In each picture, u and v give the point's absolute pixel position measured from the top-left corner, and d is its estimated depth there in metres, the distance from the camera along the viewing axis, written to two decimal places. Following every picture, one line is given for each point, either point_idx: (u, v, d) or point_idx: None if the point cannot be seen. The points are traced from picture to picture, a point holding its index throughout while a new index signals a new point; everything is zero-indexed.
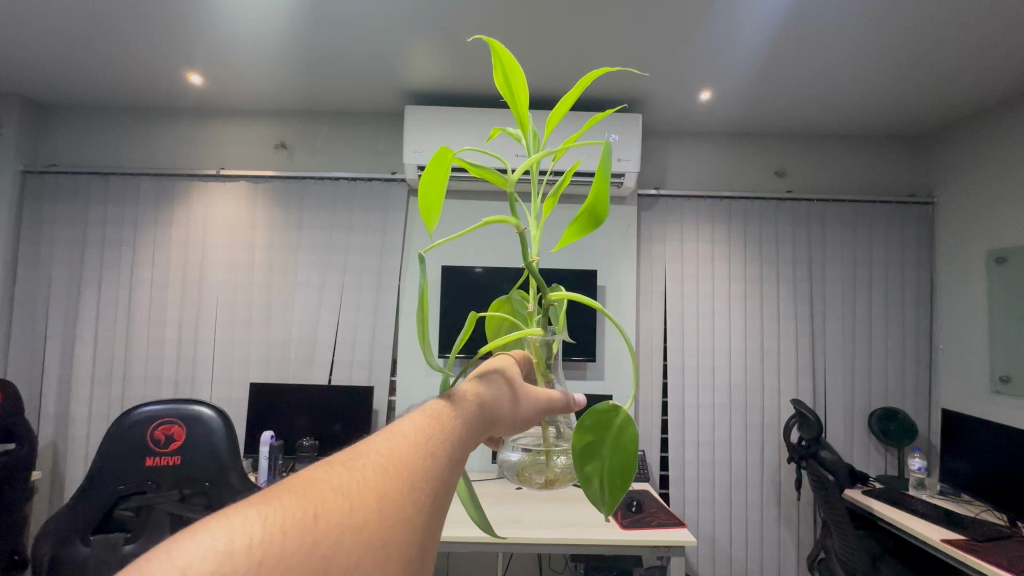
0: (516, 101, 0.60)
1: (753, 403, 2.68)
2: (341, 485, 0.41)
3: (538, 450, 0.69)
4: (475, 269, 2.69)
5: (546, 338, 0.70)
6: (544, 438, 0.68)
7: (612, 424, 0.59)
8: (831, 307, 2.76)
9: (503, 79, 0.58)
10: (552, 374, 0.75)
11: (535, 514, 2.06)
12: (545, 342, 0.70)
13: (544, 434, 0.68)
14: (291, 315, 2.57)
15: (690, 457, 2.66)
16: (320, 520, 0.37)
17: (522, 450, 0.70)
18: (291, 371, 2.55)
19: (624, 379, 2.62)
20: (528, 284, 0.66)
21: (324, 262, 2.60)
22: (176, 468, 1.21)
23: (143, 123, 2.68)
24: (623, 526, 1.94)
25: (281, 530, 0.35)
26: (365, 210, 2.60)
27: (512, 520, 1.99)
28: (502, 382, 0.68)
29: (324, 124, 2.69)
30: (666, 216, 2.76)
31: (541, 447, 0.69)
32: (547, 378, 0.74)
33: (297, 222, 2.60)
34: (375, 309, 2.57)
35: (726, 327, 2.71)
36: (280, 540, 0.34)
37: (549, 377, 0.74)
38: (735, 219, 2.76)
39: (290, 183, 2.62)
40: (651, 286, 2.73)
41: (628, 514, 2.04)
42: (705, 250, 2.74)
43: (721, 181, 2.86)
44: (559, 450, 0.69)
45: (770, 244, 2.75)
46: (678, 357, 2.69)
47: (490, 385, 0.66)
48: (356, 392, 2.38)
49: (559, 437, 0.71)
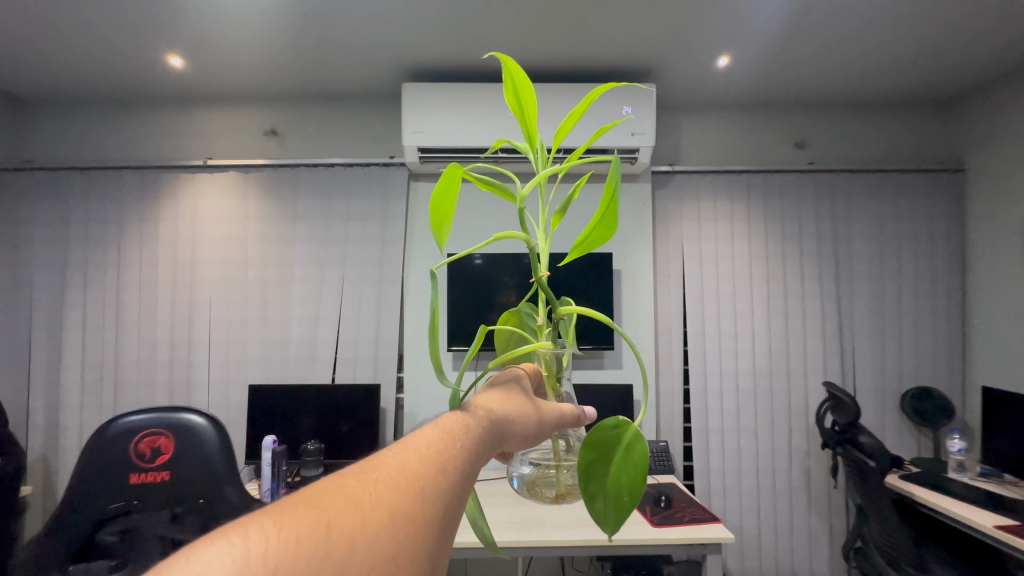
0: (524, 117, 0.62)
1: (779, 388, 2.55)
2: (355, 492, 0.38)
3: (547, 464, 0.61)
4: (475, 259, 2.54)
5: (558, 350, 0.61)
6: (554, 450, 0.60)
7: (620, 441, 0.54)
8: (859, 283, 2.61)
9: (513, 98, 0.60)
10: (562, 386, 0.66)
11: (558, 513, 1.93)
12: (556, 355, 0.61)
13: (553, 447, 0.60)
14: (289, 312, 2.42)
15: (714, 447, 2.53)
16: (332, 530, 0.34)
17: (531, 463, 0.63)
18: (292, 371, 2.41)
19: (643, 367, 2.49)
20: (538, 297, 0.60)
21: (323, 255, 2.44)
22: (163, 485, 1.07)
23: (122, 113, 2.51)
24: (654, 524, 1.81)
25: (294, 544, 0.32)
26: (363, 198, 2.45)
27: (534, 522, 1.86)
28: (514, 393, 0.60)
29: (316, 109, 2.53)
30: (682, 194, 2.61)
31: (550, 460, 0.61)
32: (557, 393, 0.65)
33: (291, 212, 2.45)
34: (378, 303, 2.43)
35: (749, 308, 2.57)
36: (290, 554, 0.32)
37: (559, 391, 0.65)
38: (754, 194, 2.61)
39: (282, 172, 2.46)
40: (668, 268, 2.58)
41: (659, 511, 1.92)
42: (723, 227, 2.59)
43: (738, 155, 2.71)
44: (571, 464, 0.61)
45: (792, 220, 2.60)
46: (698, 342, 2.55)
47: (500, 395, 0.59)
48: (362, 391, 2.25)
49: (569, 449, 0.63)
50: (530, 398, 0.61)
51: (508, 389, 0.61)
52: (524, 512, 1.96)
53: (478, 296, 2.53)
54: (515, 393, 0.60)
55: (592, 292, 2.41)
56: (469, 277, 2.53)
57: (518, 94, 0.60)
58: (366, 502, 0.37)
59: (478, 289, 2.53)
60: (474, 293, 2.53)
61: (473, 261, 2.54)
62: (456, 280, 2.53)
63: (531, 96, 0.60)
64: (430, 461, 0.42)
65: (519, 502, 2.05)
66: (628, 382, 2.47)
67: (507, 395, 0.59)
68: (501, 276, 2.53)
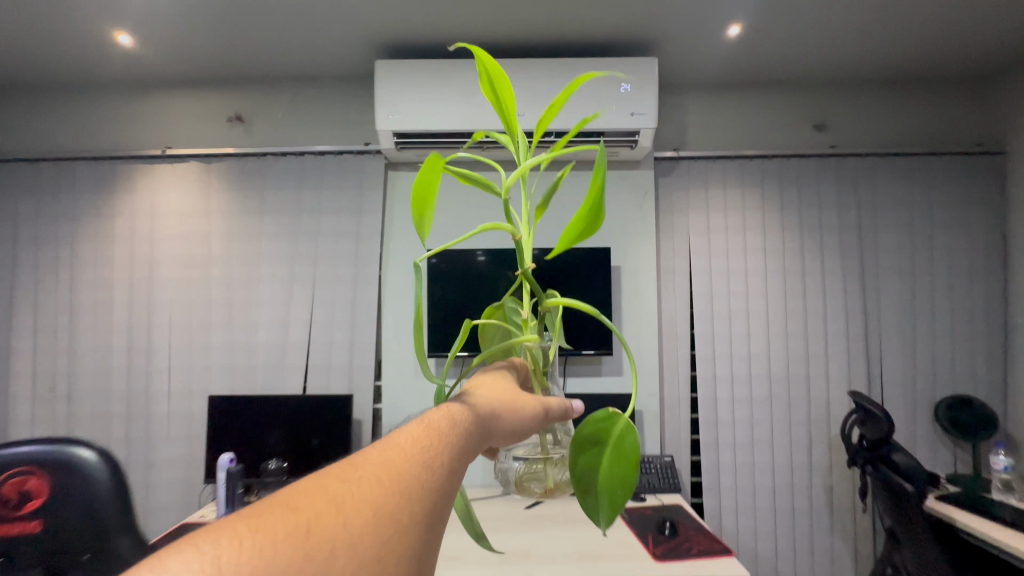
0: (503, 111, 0.55)
1: (798, 396, 2.30)
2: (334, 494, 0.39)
3: (535, 458, 0.60)
4: (478, 256, 2.30)
5: (543, 344, 0.61)
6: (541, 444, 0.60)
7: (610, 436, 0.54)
8: (887, 279, 2.35)
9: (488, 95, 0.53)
10: (549, 381, 0.66)
11: (546, 542, 1.71)
12: (541, 348, 0.61)
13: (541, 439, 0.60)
14: (255, 315, 2.21)
15: (725, 461, 2.28)
16: (310, 534, 0.35)
17: (517, 460, 0.62)
18: (259, 380, 2.20)
19: (646, 374, 2.25)
20: (522, 290, 0.60)
21: (292, 252, 2.23)
22: (35, 539, 0.86)
23: (76, 100, 2.31)
24: (656, 557, 1.58)
25: (270, 549, 0.34)
26: (335, 189, 2.23)
27: (519, 553, 1.63)
28: (498, 387, 0.61)
29: (285, 93, 2.31)
30: (688, 182, 2.37)
31: (538, 454, 0.61)
32: (544, 387, 0.65)
33: (257, 206, 2.23)
34: (353, 305, 2.21)
35: (764, 308, 2.32)
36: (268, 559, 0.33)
37: (545, 384, 0.65)
38: (769, 182, 2.35)
39: (247, 162, 2.25)
40: (673, 264, 2.34)
41: (662, 540, 1.68)
42: (735, 219, 2.34)
43: (751, 139, 2.44)
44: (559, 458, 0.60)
45: (811, 210, 2.34)
46: (707, 345, 2.30)
47: (486, 390, 0.60)
48: (333, 402, 2.04)
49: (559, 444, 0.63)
50: (515, 391, 0.60)
51: (491, 384, 0.61)
52: (509, 538, 1.74)
53: (480, 296, 2.29)
54: (497, 388, 0.61)
55: (588, 291, 2.17)
56: (471, 277, 2.30)
57: (494, 87, 0.53)
58: (347, 501, 0.38)
59: (481, 288, 2.30)
60: (477, 293, 2.30)
61: (475, 256, 2.31)
62: (450, 278, 2.30)
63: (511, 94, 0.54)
64: (415, 459, 0.44)
65: (505, 527, 1.84)
66: (631, 392, 2.23)
67: (491, 388, 0.60)
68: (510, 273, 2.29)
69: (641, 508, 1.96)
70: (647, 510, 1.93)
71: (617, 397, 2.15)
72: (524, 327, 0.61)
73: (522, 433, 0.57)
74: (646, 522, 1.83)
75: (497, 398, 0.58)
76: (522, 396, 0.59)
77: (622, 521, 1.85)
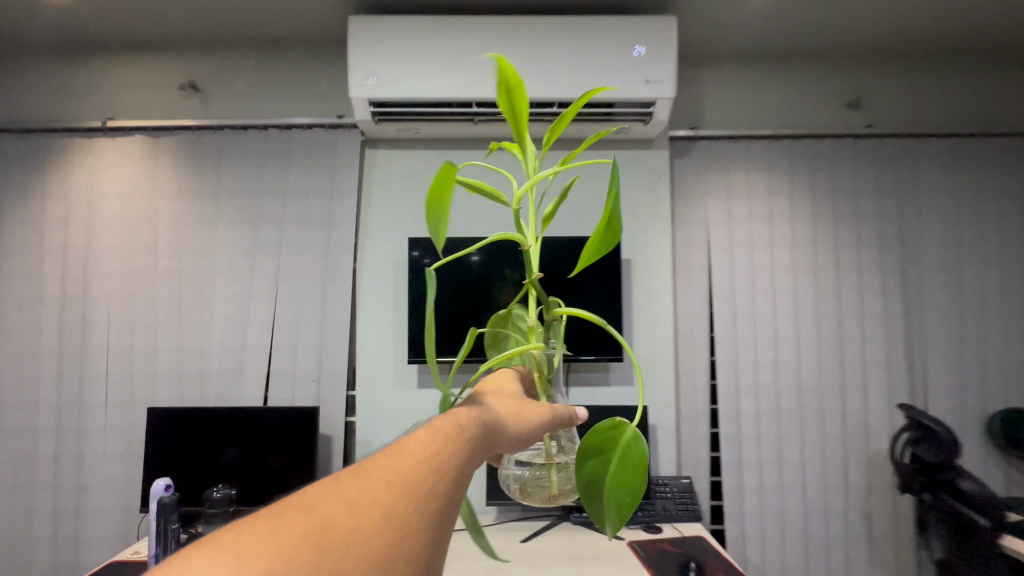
0: (515, 115, 0.63)
1: (831, 409, 2.02)
2: (345, 494, 0.40)
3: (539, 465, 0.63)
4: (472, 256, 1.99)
5: (547, 352, 0.64)
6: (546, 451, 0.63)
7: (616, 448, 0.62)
8: (931, 276, 2.07)
9: (503, 95, 0.61)
10: (553, 389, 0.69)
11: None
12: (546, 357, 0.64)
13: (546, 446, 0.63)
14: (209, 314, 1.91)
15: (750, 483, 2.00)
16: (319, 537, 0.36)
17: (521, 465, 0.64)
18: (212, 390, 1.89)
19: (659, 383, 1.97)
20: (527, 297, 0.67)
21: (252, 241, 1.92)
22: None
23: (6, 65, 2.01)
24: None
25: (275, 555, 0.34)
26: (303, 169, 1.93)
27: None
28: (506, 391, 0.65)
29: (247, 59, 2.02)
30: (708, 165, 2.09)
31: (542, 460, 0.63)
32: (549, 393, 0.67)
33: (213, 187, 1.93)
34: (322, 302, 1.91)
35: (793, 309, 2.04)
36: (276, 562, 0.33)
37: (550, 393, 0.67)
38: (798, 165, 2.08)
39: (202, 137, 1.95)
40: (690, 258, 2.06)
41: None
42: (759, 207, 2.06)
43: (777, 117, 2.16)
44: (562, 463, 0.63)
45: (846, 197, 2.07)
46: (729, 351, 2.02)
47: (494, 396, 0.63)
48: (296, 416, 1.74)
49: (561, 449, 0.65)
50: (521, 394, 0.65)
51: (498, 389, 0.65)
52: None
53: (474, 298, 1.99)
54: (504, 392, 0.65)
55: (593, 287, 1.89)
56: (464, 280, 1.99)
57: (509, 88, 0.61)
58: (362, 505, 0.39)
59: (476, 290, 1.99)
60: (471, 296, 2.00)
61: (471, 255, 2.00)
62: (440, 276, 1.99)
63: (523, 94, 0.62)
64: (424, 462, 0.45)
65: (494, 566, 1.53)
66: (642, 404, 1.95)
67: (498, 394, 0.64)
68: (511, 271, 1.99)
69: (656, 541, 1.65)
70: (665, 545, 1.62)
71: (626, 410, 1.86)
72: (530, 334, 0.66)
73: (529, 439, 0.60)
74: (666, 561, 1.52)
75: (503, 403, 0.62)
76: (528, 402, 0.62)
77: (635, 558, 1.54)
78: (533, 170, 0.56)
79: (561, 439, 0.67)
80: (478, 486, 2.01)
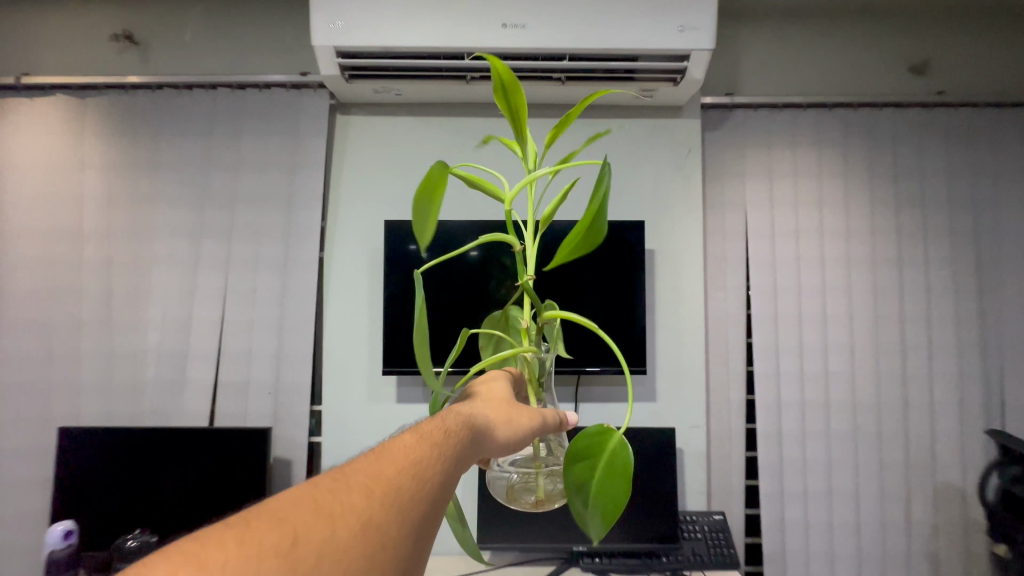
0: (514, 114, 0.67)
1: (891, 430, 1.69)
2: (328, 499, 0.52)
3: (529, 469, 0.71)
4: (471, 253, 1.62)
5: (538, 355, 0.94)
6: (537, 457, 0.71)
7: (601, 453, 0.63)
8: (1011, 274, 1.74)
9: (500, 97, 0.65)
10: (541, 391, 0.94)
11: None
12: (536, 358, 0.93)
13: (536, 452, 0.71)
14: (143, 311, 1.58)
15: (794, 519, 1.67)
16: (298, 541, 0.47)
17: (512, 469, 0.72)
18: (147, 402, 1.56)
19: (686, 399, 1.64)
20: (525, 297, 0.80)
21: (196, 224, 1.59)
22: None
23: None
24: None
25: (264, 550, 0.45)
26: (260, 138, 1.60)
27: None
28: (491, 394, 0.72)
29: (195, 6, 1.68)
30: (746, 139, 1.75)
31: (532, 465, 0.72)
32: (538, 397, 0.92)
33: (149, 158, 1.60)
34: (281, 298, 1.58)
35: (846, 311, 1.71)
36: (269, 549, 0.46)
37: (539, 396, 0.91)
38: (854, 140, 1.74)
39: (138, 98, 1.61)
40: (723, 249, 1.72)
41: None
42: (807, 189, 1.73)
43: (828, 83, 1.82)
44: (549, 470, 0.71)
45: (910, 178, 1.74)
46: (770, 360, 1.69)
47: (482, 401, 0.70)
48: (242, 439, 1.42)
49: (550, 454, 0.73)
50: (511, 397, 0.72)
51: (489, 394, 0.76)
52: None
53: (467, 307, 1.63)
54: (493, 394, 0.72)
55: (606, 282, 1.57)
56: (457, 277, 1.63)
57: (506, 92, 0.65)
58: (335, 518, 0.50)
59: (470, 297, 1.62)
60: (463, 305, 1.63)
61: (469, 256, 1.62)
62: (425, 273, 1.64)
63: (519, 97, 0.66)
64: (399, 471, 0.57)
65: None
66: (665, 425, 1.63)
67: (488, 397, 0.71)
68: (511, 277, 1.62)
69: None
70: None
71: (646, 431, 1.54)
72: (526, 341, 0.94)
73: (516, 443, 0.68)
74: None
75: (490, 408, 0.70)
76: (516, 409, 0.69)
77: None
78: (540, 170, 0.58)
79: (549, 440, 0.74)
80: (468, 518, 1.69)
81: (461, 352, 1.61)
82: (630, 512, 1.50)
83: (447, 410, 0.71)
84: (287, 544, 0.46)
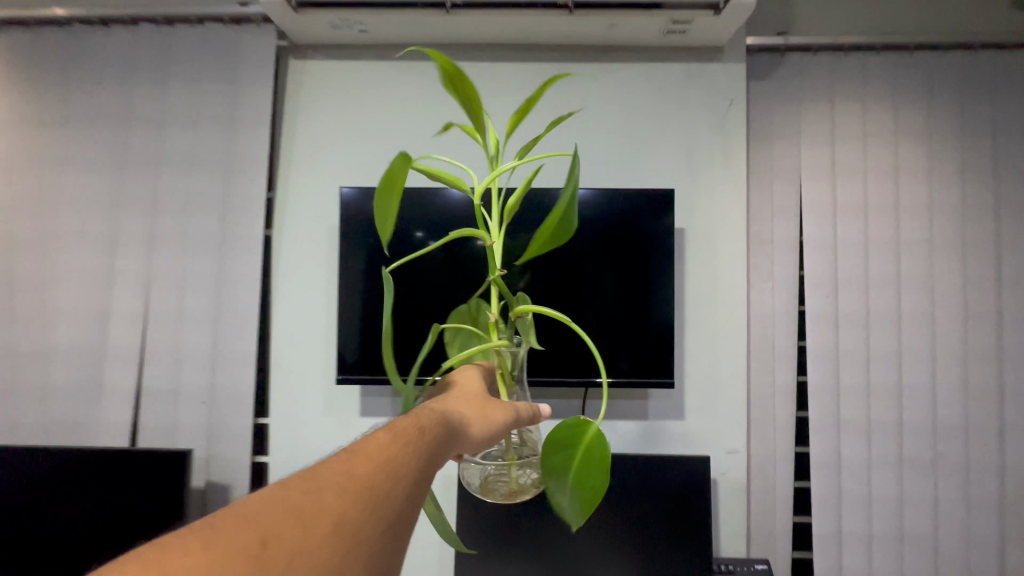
0: (464, 101, 0.61)
1: (980, 459, 1.34)
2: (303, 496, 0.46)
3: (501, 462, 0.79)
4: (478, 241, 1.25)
5: (511, 349, 0.79)
6: (509, 450, 0.78)
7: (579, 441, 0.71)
8: None
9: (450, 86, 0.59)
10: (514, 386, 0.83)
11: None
12: (510, 353, 0.79)
13: (509, 445, 0.78)
14: (53, 299, 1.29)
15: (853, 567, 1.33)
16: (270, 542, 0.41)
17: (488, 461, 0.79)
18: (57, 410, 1.29)
19: (722, 417, 1.31)
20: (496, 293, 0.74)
21: (116, 194, 1.30)
22: None
23: None
24: None
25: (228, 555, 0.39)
26: (192, 87, 1.29)
27: None
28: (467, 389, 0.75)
29: None
30: (802, 92, 1.39)
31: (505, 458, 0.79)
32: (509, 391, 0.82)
33: (61, 112, 1.30)
34: (218, 286, 1.28)
35: (925, 308, 1.36)
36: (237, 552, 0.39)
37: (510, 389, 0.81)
38: (941, 92, 1.37)
39: (46, 37, 1.31)
40: (770, 229, 1.38)
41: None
42: (878, 155, 1.37)
43: (907, 21, 1.44)
44: (521, 461, 0.79)
45: (1012, 142, 1.37)
46: (826, 369, 1.35)
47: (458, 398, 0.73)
48: (160, 463, 1.14)
49: (522, 447, 0.81)
50: (482, 392, 0.76)
51: (458, 391, 0.75)
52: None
53: (448, 311, 1.29)
54: (462, 390, 0.75)
55: (622, 270, 1.24)
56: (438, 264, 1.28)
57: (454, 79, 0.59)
58: (313, 513, 0.45)
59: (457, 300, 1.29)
60: (445, 309, 1.29)
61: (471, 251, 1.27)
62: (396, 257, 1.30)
63: (467, 81, 0.59)
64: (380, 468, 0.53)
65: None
66: (694, 449, 1.30)
67: (457, 392, 0.75)
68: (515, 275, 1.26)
69: None
70: None
71: (673, 457, 1.21)
72: (496, 333, 0.79)
73: (490, 438, 0.70)
74: None
75: (461, 401, 0.72)
76: (492, 404, 0.73)
77: None
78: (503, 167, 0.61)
79: (521, 432, 0.81)
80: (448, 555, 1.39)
81: (435, 363, 1.29)
82: (650, 561, 1.18)
83: (421, 407, 0.70)
84: (253, 546, 0.39)
